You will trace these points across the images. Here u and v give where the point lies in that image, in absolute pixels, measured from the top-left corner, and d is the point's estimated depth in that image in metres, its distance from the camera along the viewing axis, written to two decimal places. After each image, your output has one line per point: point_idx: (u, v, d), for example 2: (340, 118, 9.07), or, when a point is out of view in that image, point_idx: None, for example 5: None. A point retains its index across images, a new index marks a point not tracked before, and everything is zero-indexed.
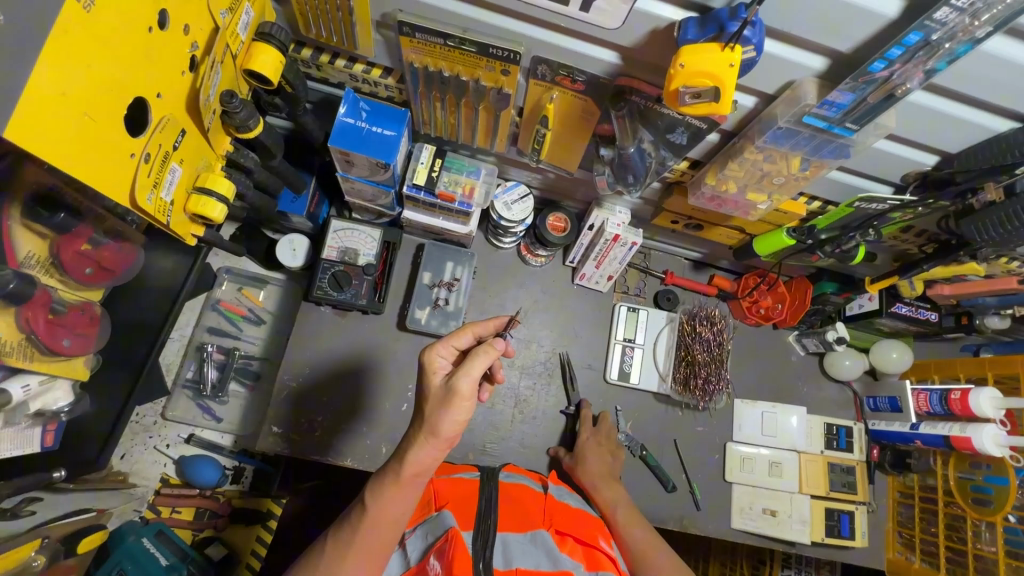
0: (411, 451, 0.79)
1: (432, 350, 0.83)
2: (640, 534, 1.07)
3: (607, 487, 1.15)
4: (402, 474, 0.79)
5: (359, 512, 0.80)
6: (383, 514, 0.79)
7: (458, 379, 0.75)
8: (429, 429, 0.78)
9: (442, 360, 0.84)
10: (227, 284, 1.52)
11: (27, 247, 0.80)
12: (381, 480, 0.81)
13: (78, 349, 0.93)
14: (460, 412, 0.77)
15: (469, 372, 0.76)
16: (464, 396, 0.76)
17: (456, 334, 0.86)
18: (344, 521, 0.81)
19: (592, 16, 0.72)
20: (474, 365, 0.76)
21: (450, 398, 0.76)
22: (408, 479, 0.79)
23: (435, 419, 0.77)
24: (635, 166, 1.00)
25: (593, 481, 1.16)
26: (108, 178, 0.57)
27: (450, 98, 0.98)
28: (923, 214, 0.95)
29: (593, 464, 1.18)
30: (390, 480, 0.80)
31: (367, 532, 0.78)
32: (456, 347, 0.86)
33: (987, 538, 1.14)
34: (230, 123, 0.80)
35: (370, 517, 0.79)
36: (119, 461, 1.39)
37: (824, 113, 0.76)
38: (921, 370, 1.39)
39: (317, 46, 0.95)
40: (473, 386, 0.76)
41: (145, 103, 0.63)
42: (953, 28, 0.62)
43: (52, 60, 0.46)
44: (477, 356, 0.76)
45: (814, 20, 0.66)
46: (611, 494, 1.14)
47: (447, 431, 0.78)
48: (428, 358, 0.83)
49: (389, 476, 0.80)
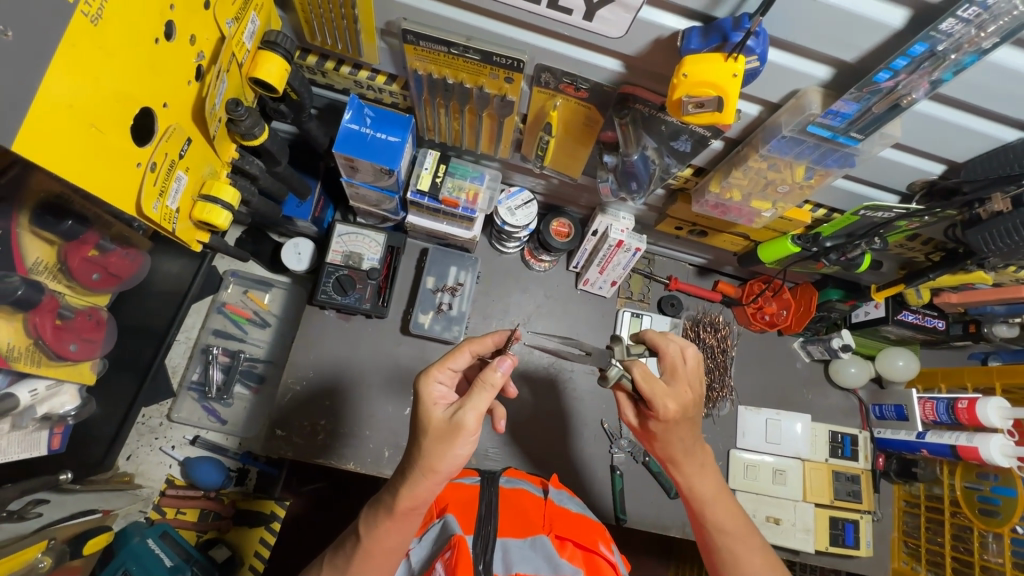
0: (405, 487, 0.73)
1: (429, 377, 0.78)
2: (733, 531, 0.84)
3: (694, 472, 0.86)
4: (396, 509, 0.73)
5: (353, 542, 0.78)
6: (378, 548, 0.76)
7: (465, 413, 0.72)
8: (424, 466, 0.72)
9: (441, 388, 0.79)
10: (232, 287, 1.53)
11: (35, 254, 0.81)
12: (377, 512, 0.76)
13: (84, 354, 0.94)
14: (463, 447, 0.73)
15: (475, 406, 0.73)
16: (469, 431, 0.72)
17: (451, 356, 0.84)
18: (341, 546, 0.80)
19: (595, 25, 0.72)
20: (481, 399, 0.73)
21: (455, 432, 0.72)
22: (402, 513, 0.74)
23: (433, 455, 0.72)
24: (638, 173, 1.00)
25: (670, 456, 0.86)
26: (114, 188, 0.58)
27: (454, 105, 0.98)
28: (930, 223, 0.95)
29: (673, 445, 0.84)
30: (385, 514, 0.74)
31: (365, 564, 0.77)
32: (454, 369, 0.84)
33: (994, 549, 1.13)
34: (236, 131, 0.81)
35: (363, 551, 0.76)
36: (124, 462, 1.40)
37: (829, 123, 0.76)
38: (928, 378, 1.38)
39: (322, 53, 0.96)
40: (480, 419, 0.73)
41: (151, 113, 0.64)
42: (959, 39, 0.62)
43: (58, 72, 0.47)
44: (483, 388, 0.73)
45: (816, 31, 0.66)
46: (700, 480, 0.86)
47: (447, 468, 0.73)
48: (424, 389, 0.77)
49: (383, 510, 0.75)
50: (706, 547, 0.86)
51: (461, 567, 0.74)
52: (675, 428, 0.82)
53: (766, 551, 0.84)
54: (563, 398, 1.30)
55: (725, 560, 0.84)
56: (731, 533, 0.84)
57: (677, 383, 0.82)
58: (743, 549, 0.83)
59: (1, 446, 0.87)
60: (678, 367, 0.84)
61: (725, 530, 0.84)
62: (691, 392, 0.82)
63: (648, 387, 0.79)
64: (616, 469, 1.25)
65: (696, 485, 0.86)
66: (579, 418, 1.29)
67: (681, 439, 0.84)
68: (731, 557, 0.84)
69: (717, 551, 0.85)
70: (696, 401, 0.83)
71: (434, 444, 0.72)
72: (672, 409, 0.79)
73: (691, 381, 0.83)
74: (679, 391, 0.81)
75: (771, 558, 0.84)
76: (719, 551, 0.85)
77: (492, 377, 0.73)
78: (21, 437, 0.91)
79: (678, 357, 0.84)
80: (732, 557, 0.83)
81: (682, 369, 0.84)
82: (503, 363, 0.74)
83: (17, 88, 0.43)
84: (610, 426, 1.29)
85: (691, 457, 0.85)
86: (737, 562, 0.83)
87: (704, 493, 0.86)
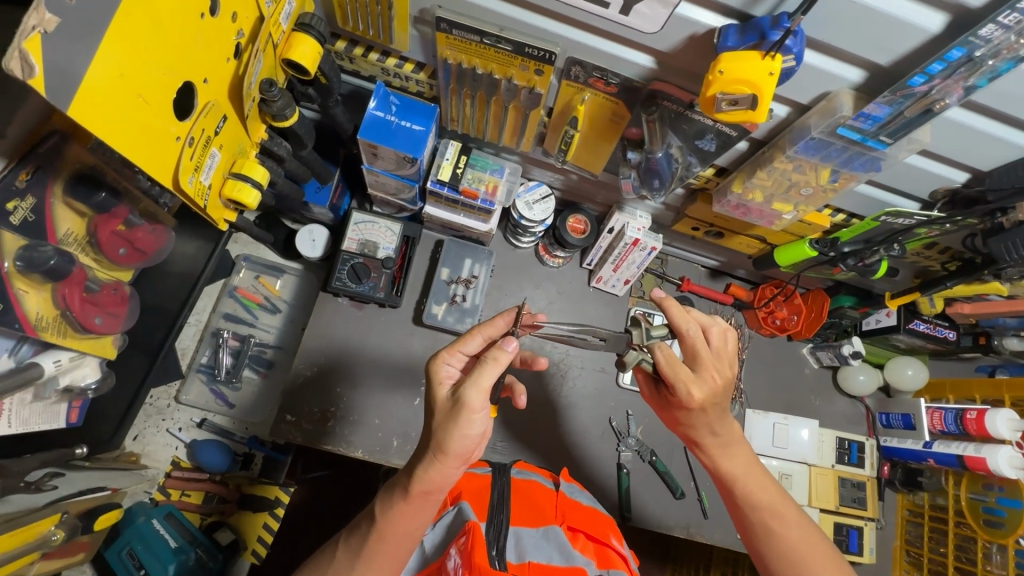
0: (421, 468, 0.72)
1: (438, 358, 0.80)
2: (765, 504, 0.85)
3: (720, 453, 0.87)
4: (412, 490, 0.73)
5: (368, 523, 0.77)
6: (395, 531, 0.75)
7: (466, 391, 0.70)
8: (438, 446, 0.71)
9: (449, 369, 0.80)
10: (245, 271, 1.53)
11: (66, 226, 0.82)
12: (393, 492, 0.75)
13: (108, 327, 0.94)
14: (470, 425, 0.71)
15: (478, 384, 0.71)
16: (474, 409, 0.71)
17: (462, 339, 0.83)
18: (356, 528, 0.79)
19: (631, 19, 0.73)
20: (484, 375, 0.71)
21: (458, 410, 0.70)
22: (418, 495, 0.73)
23: (445, 435, 0.71)
24: (661, 172, 0.99)
25: (696, 438, 0.87)
26: (155, 160, 0.58)
27: (480, 96, 0.98)
28: (950, 231, 0.95)
29: (698, 428, 0.86)
30: (402, 495, 0.74)
31: (380, 547, 0.76)
32: (466, 353, 0.83)
33: (999, 560, 1.12)
34: (267, 111, 0.82)
35: (377, 532, 0.75)
36: (131, 443, 1.40)
37: (859, 126, 0.76)
38: (936, 389, 1.39)
39: (352, 39, 0.97)
40: (484, 396, 0.70)
41: (192, 88, 0.64)
42: (998, 45, 0.62)
43: (112, 38, 0.47)
44: (488, 364, 0.72)
45: (852, 33, 0.67)
46: (727, 460, 0.87)
47: (458, 448, 0.71)
48: (434, 369, 0.79)
49: (401, 491, 0.75)
50: (741, 522, 0.87)
51: (476, 553, 0.72)
52: (702, 413, 0.82)
53: (803, 523, 0.84)
54: (573, 394, 1.30)
55: (759, 532, 0.85)
56: (765, 507, 0.85)
57: (701, 369, 0.81)
58: (775, 521, 0.83)
59: (23, 417, 0.88)
60: (700, 347, 0.81)
61: (758, 505, 0.85)
62: (718, 378, 0.81)
63: (671, 374, 0.79)
64: (623, 467, 1.25)
65: (725, 464, 0.87)
66: (587, 414, 1.29)
67: (708, 422, 0.84)
68: (764, 530, 0.84)
69: (751, 525, 0.86)
70: (726, 386, 0.82)
71: (442, 421, 0.72)
72: (697, 396, 0.79)
73: (718, 365, 0.81)
74: (704, 377, 0.80)
75: (808, 533, 0.83)
76: (752, 524, 0.85)
77: (496, 353, 0.72)
78: (41, 409, 0.93)
79: (699, 337, 0.81)
80: (766, 530, 0.84)
81: (704, 350, 0.81)
82: (508, 342, 0.74)
83: (72, 54, 0.43)
84: (617, 424, 1.29)
85: (715, 438, 0.86)
86: (770, 534, 0.84)
87: (733, 472, 0.87)
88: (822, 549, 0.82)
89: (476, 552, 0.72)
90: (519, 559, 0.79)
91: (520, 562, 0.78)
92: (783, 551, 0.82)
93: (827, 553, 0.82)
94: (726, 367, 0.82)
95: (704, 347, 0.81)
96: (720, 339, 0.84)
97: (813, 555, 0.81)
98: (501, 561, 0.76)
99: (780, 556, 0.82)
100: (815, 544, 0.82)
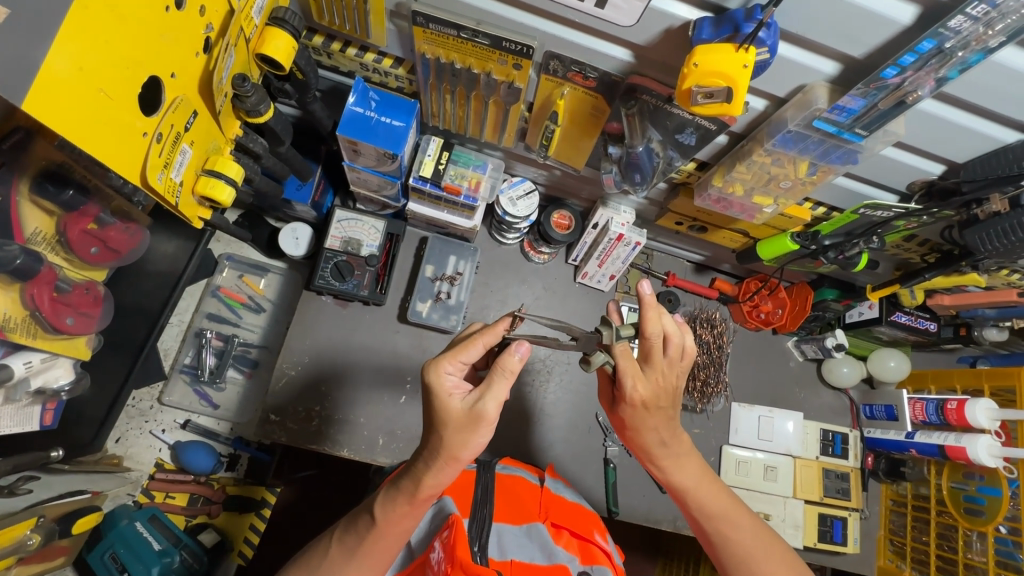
0: (429, 476, 0.72)
1: (440, 367, 0.74)
2: (717, 512, 0.86)
3: (671, 466, 0.87)
4: (417, 496, 0.72)
5: (367, 522, 0.75)
6: (389, 530, 0.74)
7: (487, 405, 0.70)
8: (446, 454, 0.71)
9: (453, 379, 0.75)
10: (228, 270, 1.51)
11: (34, 224, 0.81)
12: (394, 492, 0.74)
13: (80, 327, 0.94)
14: (484, 435, 0.72)
15: (496, 396, 0.71)
16: (490, 421, 0.71)
17: (464, 348, 0.76)
18: (352, 525, 0.78)
19: (607, 12, 0.72)
20: (501, 388, 0.71)
21: (476, 423, 0.70)
22: (424, 501, 0.73)
23: (456, 445, 0.71)
24: (642, 166, 0.98)
25: (648, 449, 0.86)
26: (121, 157, 0.58)
27: (460, 91, 0.97)
28: (927, 223, 0.96)
29: (647, 434, 0.85)
30: (404, 500, 0.73)
31: (372, 546, 0.75)
32: (466, 361, 0.77)
33: (978, 548, 1.15)
34: (241, 107, 0.81)
35: (377, 533, 0.74)
36: (113, 445, 1.38)
37: (834, 118, 0.76)
38: (918, 380, 1.39)
39: (329, 34, 0.96)
40: (501, 408, 0.71)
41: (159, 82, 0.63)
42: (967, 36, 0.62)
43: (68, 32, 0.47)
44: (502, 375, 0.71)
45: (823, 26, 0.67)
46: (678, 473, 0.87)
47: (469, 454, 0.72)
48: (438, 382, 0.73)
49: (403, 495, 0.73)
50: (698, 532, 0.88)
51: (459, 546, 0.72)
52: (645, 413, 0.82)
53: (755, 527, 0.85)
54: (558, 390, 1.30)
55: (715, 541, 0.86)
56: (717, 515, 0.86)
57: (650, 369, 0.81)
58: (729, 527, 0.85)
59: None
60: (656, 350, 0.80)
61: (711, 513, 0.86)
62: (663, 380, 0.81)
63: (623, 368, 0.79)
64: (609, 462, 1.25)
65: (677, 477, 0.87)
66: (573, 409, 1.29)
67: (653, 426, 0.83)
68: (720, 537, 0.85)
69: (708, 535, 0.87)
70: (669, 390, 0.82)
71: (457, 434, 0.70)
72: (640, 393, 0.80)
73: (666, 371, 0.82)
74: (650, 377, 0.81)
75: (761, 533, 0.85)
76: (709, 535, 0.86)
77: (509, 364, 0.71)
78: (13, 412, 0.92)
79: (658, 343, 0.80)
80: (723, 540, 0.85)
81: (659, 354, 0.80)
82: (520, 348, 0.71)
83: (10, 54, 0.43)
84: (604, 419, 1.29)
85: (666, 450, 0.86)
86: (726, 542, 0.85)
87: (685, 483, 0.87)
88: (777, 551, 0.83)
89: (460, 546, 0.71)
90: (500, 557, 0.80)
91: (502, 559, 0.79)
92: (740, 557, 0.83)
93: (780, 551, 0.84)
94: (672, 375, 0.82)
95: (659, 352, 0.81)
96: (676, 350, 0.82)
97: (767, 558, 0.83)
98: (481, 555, 0.77)
99: (738, 563, 0.83)
100: (769, 547, 0.84)
